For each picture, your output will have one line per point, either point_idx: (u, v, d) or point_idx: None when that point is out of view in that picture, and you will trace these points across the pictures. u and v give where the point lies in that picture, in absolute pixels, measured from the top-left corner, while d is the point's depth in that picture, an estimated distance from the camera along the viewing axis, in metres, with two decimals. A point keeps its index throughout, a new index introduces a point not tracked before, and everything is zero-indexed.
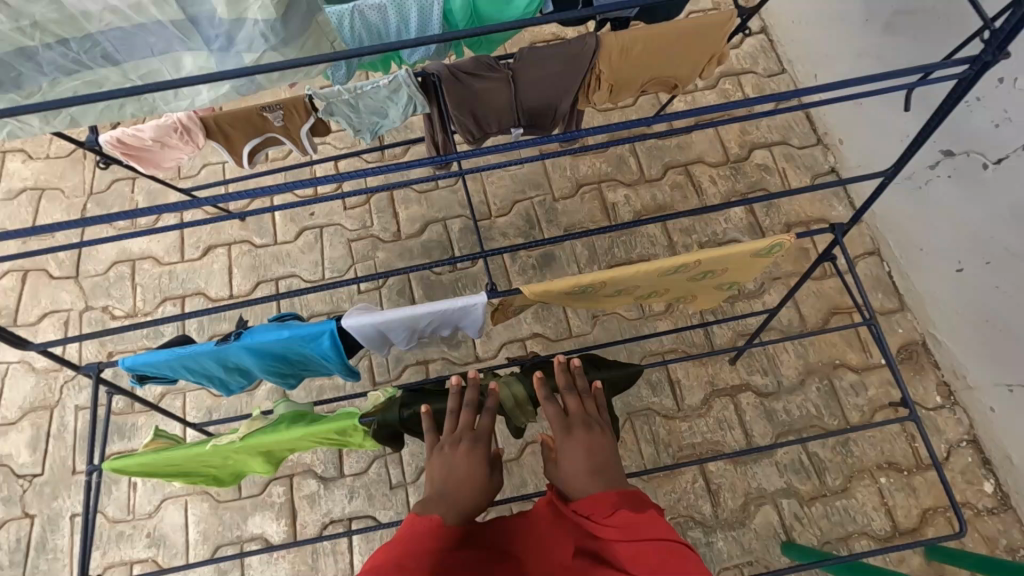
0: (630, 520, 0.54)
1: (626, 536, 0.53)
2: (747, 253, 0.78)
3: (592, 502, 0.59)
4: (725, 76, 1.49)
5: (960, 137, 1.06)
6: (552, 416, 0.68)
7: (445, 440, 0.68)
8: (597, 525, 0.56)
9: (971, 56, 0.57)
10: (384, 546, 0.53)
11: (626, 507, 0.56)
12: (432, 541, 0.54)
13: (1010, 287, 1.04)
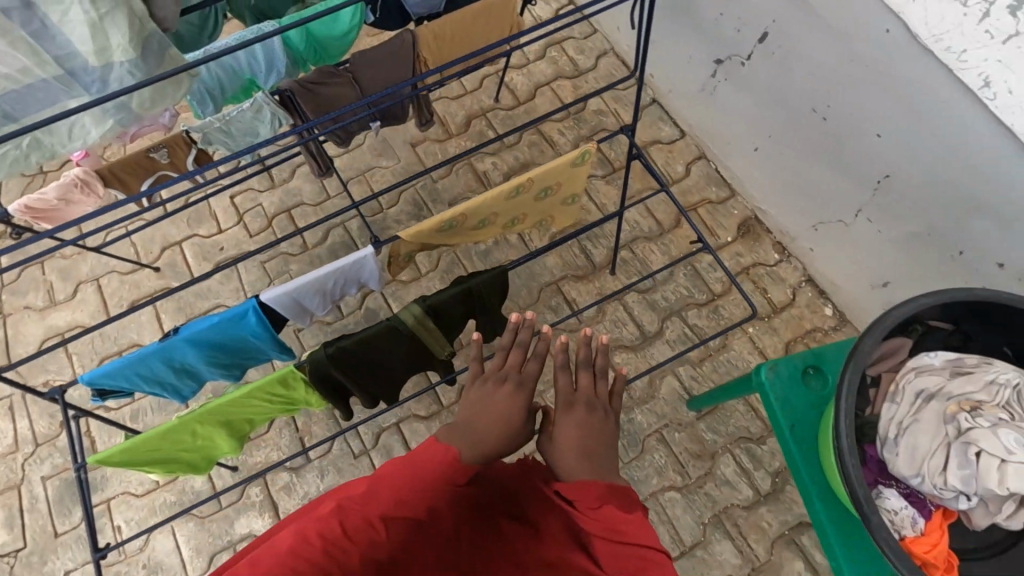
0: (617, 519, 0.64)
1: (608, 533, 0.64)
2: (564, 165, 1.02)
3: (580, 490, 0.68)
4: (550, 47, 1.76)
5: (722, 47, 1.34)
6: (564, 387, 0.83)
7: (492, 375, 0.82)
8: (583, 512, 0.66)
9: None
10: (398, 463, 0.63)
11: (613, 504, 0.66)
12: (438, 474, 0.63)
13: (790, 152, 1.32)
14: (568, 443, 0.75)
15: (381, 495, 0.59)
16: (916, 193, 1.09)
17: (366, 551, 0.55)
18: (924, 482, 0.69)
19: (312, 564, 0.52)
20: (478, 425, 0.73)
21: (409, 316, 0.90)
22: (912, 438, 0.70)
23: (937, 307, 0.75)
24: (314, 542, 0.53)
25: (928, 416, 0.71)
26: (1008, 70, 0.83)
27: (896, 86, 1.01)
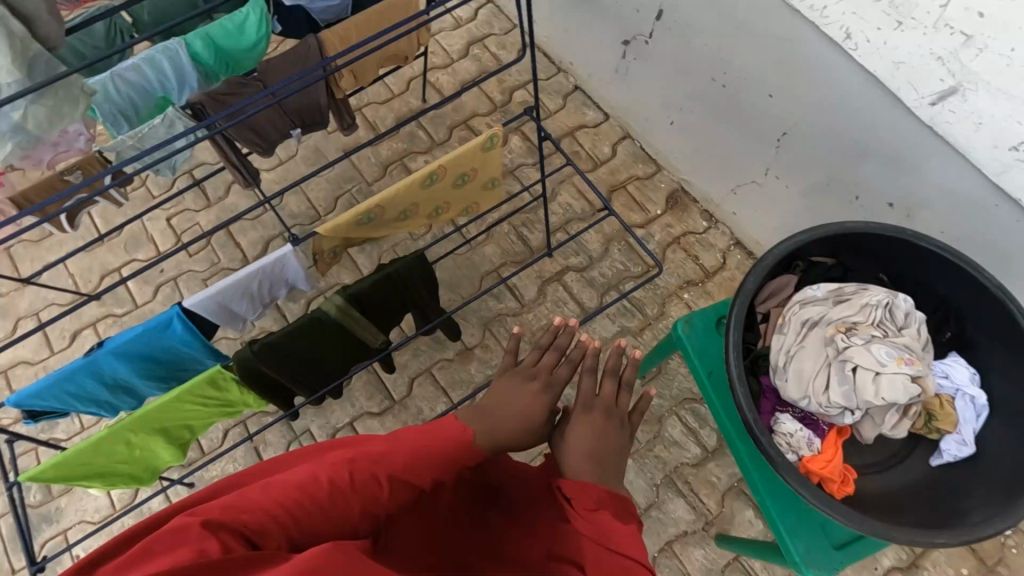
0: (612, 529, 0.69)
1: (601, 539, 0.68)
2: (474, 150, 1.06)
3: (578, 490, 0.73)
4: (473, 45, 1.80)
5: (626, 28, 1.40)
6: (586, 391, 0.92)
7: (525, 373, 0.94)
8: (576, 511, 0.72)
9: None
10: (415, 433, 0.71)
11: (609, 511, 0.70)
12: (449, 450, 0.71)
13: (701, 122, 1.39)
14: (575, 447, 0.82)
15: (393, 454, 0.68)
16: (812, 146, 1.16)
17: (369, 498, 0.66)
18: (812, 403, 0.74)
19: (320, 498, 0.63)
20: (499, 419, 0.84)
21: (331, 307, 0.93)
22: (799, 366, 0.75)
23: (811, 244, 0.79)
24: (324, 481, 0.64)
25: (812, 344, 0.76)
26: (862, 22, 0.90)
27: (776, 48, 1.08)
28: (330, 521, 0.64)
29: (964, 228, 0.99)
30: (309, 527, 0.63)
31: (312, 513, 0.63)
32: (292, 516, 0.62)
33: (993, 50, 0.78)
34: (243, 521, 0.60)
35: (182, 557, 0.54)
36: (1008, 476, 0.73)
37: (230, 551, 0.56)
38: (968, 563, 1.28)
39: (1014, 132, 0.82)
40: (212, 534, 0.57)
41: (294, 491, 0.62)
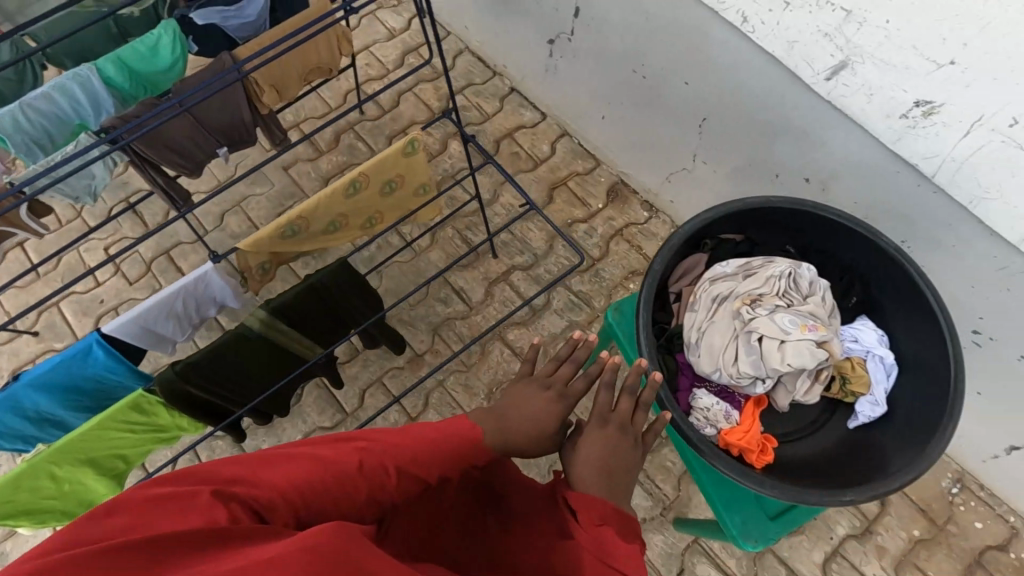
0: (615, 546, 0.65)
1: (602, 556, 0.64)
2: (395, 154, 1.07)
3: (585, 501, 0.70)
4: (408, 54, 1.81)
5: (550, 26, 1.43)
6: (602, 403, 0.84)
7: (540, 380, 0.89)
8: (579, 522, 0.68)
9: None
10: (422, 434, 0.74)
11: (614, 526, 0.67)
12: (453, 451, 0.75)
13: (629, 114, 1.42)
14: (587, 458, 0.76)
15: (399, 449, 0.71)
16: (730, 129, 1.19)
17: (376, 488, 0.68)
18: (724, 376, 0.76)
19: (328, 485, 0.64)
20: (513, 421, 0.83)
21: (255, 323, 0.92)
22: (709, 341, 0.77)
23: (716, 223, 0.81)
24: (332, 470, 0.65)
25: (722, 319, 0.78)
26: (755, 5, 0.93)
27: (685, 36, 1.11)
28: (335, 504, 0.65)
29: (874, 197, 1.02)
30: (314, 509, 0.62)
31: (320, 496, 0.63)
32: (300, 497, 0.61)
33: (870, 23, 0.81)
34: (254, 490, 0.58)
35: (190, 518, 0.49)
36: (914, 433, 0.75)
37: (241, 519, 0.52)
38: (918, 524, 1.31)
39: (901, 100, 0.85)
40: (222, 502, 0.53)
41: (304, 474, 0.63)
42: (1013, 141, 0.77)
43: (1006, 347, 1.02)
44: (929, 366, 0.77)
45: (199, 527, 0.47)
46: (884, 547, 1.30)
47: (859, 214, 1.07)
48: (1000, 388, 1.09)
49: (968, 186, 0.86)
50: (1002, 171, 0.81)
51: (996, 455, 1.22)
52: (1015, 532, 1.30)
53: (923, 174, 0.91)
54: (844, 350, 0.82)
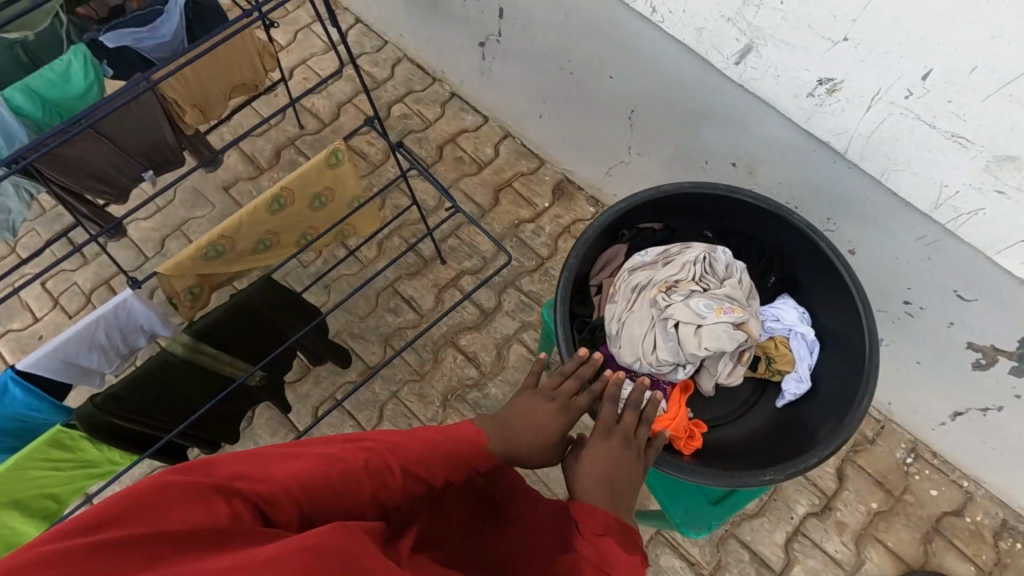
0: (615, 555, 0.59)
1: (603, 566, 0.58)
2: (317, 167, 1.05)
3: (587, 513, 0.63)
4: (346, 66, 1.80)
5: (479, 29, 1.43)
6: (604, 417, 0.75)
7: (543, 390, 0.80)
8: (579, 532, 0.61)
9: None
10: (429, 434, 0.68)
11: (615, 537, 0.61)
12: (459, 454, 0.68)
13: (564, 111, 1.42)
14: (591, 471, 0.69)
15: (407, 448, 0.66)
16: (658, 119, 1.19)
17: (379, 487, 0.62)
18: (644, 366, 0.76)
19: (333, 482, 0.59)
20: (515, 436, 0.74)
21: (177, 346, 0.90)
22: (629, 332, 0.77)
23: (630, 215, 0.81)
24: (337, 467, 0.60)
25: (640, 308, 0.78)
26: None
27: (603, 29, 1.11)
28: (338, 499, 0.59)
29: (797, 178, 1.03)
30: (317, 509, 0.57)
31: (324, 493, 0.58)
32: (302, 494, 0.56)
33: (768, 5, 0.82)
34: (257, 483, 0.54)
35: (191, 511, 0.45)
36: (835, 406, 0.77)
37: (241, 517, 0.49)
38: (876, 496, 1.32)
39: (806, 80, 0.86)
40: (223, 496, 0.49)
41: (307, 471, 0.58)
42: (911, 112, 0.79)
43: (935, 315, 1.04)
44: (846, 340, 0.79)
45: (197, 522, 0.44)
46: (844, 522, 1.31)
47: (785, 194, 1.08)
48: (937, 356, 1.11)
49: (878, 159, 0.87)
50: (906, 143, 0.82)
51: (943, 423, 1.24)
52: (969, 497, 1.32)
53: (837, 150, 0.92)
54: (767, 330, 0.83)
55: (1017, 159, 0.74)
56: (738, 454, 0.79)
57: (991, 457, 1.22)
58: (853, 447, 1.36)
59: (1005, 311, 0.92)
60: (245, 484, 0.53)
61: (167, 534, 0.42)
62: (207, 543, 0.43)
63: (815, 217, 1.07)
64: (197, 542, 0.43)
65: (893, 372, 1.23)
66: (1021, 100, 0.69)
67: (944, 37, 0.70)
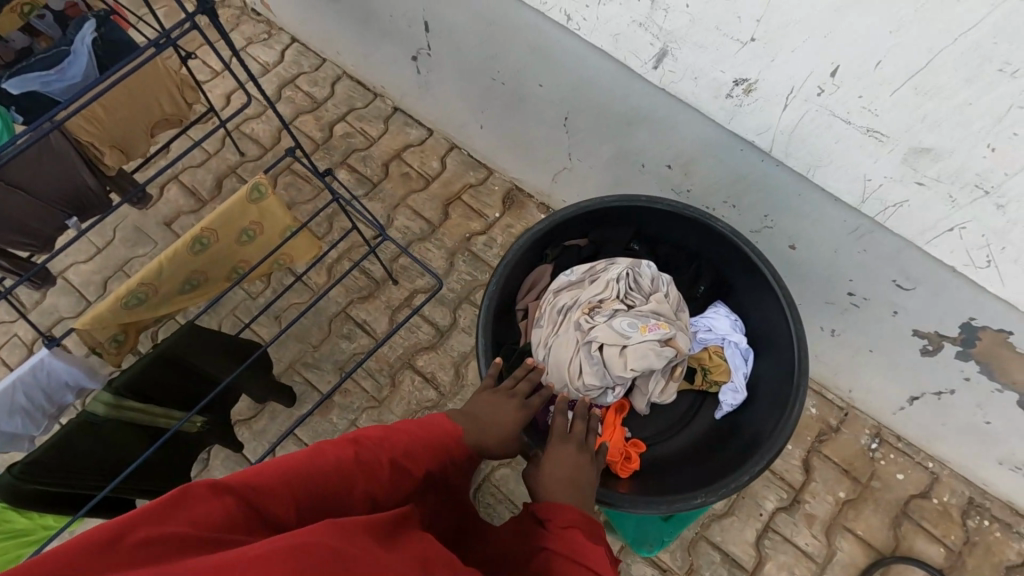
0: (583, 546, 0.58)
1: (573, 556, 0.57)
2: (239, 203, 1.01)
3: (556, 508, 0.62)
4: (284, 87, 1.75)
5: (409, 44, 1.40)
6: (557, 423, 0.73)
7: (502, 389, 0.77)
8: (546, 528, 0.61)
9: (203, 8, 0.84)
10: (408, 429, 0.70)
11: (584, 530, 0.60)
12: (438, 442, 0.70)
13: (502, 121, 1.39)
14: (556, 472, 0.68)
15: (390, 440, 0.68)
16: (591, 126, 1.17)
17: (369, 476, 0.64)
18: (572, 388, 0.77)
19: (325, 472, 0.61)
20: (482, 429, 0.73)
21: (100, 404, 0.86)
22: (556, 354, 0.79)
23: (550, 237, 0.80)
24: (326, 459, 0.62)
25: (567, 330, 0.79)
26: (573, 2, 0.92)
27: (526, 40, 1.09)
28: (328, 488, 0.61)
29: (730, 177, 1.01)
30: (308, 500, 0.59)
31: (316, 485, 0.59)
32: (292, 488, 0.58)
33: (675, 9, 0.80)
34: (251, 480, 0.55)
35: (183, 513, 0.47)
36: (769, 408, 0.76)
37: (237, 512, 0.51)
38: (843, 485, 1.32)
39: (722, 80, 0.84)
40: (216, 496, 0.51)
41: (296, 465, 0.59)
42: (826, 109, 0.77)
43: (880, 304, 1.02)
44: (777, 341, 0.78)
45: (190, 530, 0.46)
46: (813, 514, 1.30)
47: (722, 192, 1.06)
48: (886, 344, 1.10)
49: (802, 155, 0.85)
50: (826, 138, 0.80)
51: (902, 407, 1.23)
52: (935, 477, 1.32)
53: (762, 149, 0.90)
54: (700, 341, 0.82)
55: (932, 150, 0.72)
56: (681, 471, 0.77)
57: (951, 439, 1.21)
58: (818, 437, 1.36)
59: (943, 298, 0.91)
60: (239, 481, 0.54)
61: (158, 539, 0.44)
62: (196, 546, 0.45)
63: (753, 214, 1.05)
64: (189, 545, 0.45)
65: (848, 361, 1.22)
66: (928, 92, 0.67)
67: (846, 33, 0.68)
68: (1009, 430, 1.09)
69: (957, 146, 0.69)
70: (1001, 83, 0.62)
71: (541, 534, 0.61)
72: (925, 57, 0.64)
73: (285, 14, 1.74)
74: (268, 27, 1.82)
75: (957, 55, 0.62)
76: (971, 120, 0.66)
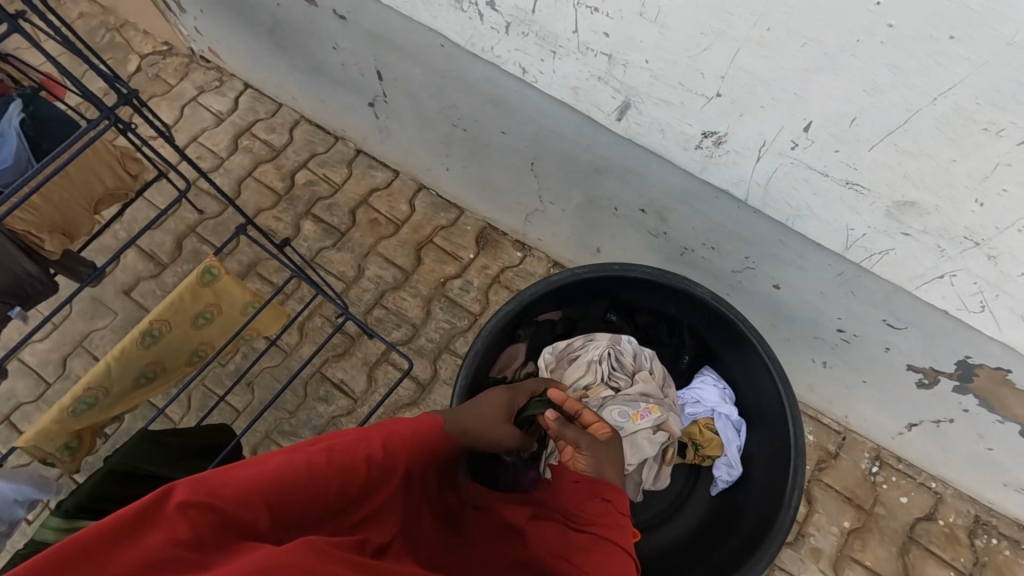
0: (622, 528, 0.71)
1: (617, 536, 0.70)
2: (189, 290, 0.95)
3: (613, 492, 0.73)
4: (240, 136, 1.68)
5: (364, 91, 1.34)
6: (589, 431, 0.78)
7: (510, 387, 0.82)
8: (601, 506, 0.72)
9: (124, 93, 0.78)
10: (393, 424, 0.69)
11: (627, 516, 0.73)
12: (416, 438, 0.70)
13: (465, 164, 1.33)
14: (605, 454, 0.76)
15: (369, 432, 0.67)
16: (558, 172, 1.12)
17: (353, 472, 0.62)
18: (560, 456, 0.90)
19: (305, 473, 0.58)
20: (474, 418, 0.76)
21: (50, 528, 0.78)
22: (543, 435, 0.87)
23: (527, 312, 0.80)
24: (312, 456, 0.60)
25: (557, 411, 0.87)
26: (527, 56, 0.86)
27: (482, 92, 1.05)
28: (310, 487, 0.58)
29: (706, 225, 0.98)
30: (286, 504, 0.56)
31: (296, 493, 0.57)
32: (270, 493, 0.55)
33: (634, 64, 0.75)
34: (222, 488, 0.53)
35: (149, 534, 0.46)
36: (767, 486, 0.79)
37: (209, 528, 0.49)
38: (847, 515, 1.28)
39: (690, 133, 0.79)
40: (192, 508, 0.49)
41: (274, 472, 0.57)
42: (802, 162, 0.72)
43: (871, 342, 0.98)
44: (769, 417, 0.81)
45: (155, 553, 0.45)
46: (819, 548, 1.26)
47: (700, 237, 1.01)
48: (880, 377, 1.06)
49: (781, 207, 0.81)
50: (803, 191, 0.76)
51: (900, 433, 1.19)
52: (939, 498, 1.28)
53: (738, 198, 0.86)
54: (689, 415, 0.86)
55: (917, 204, 0.67)
56: (702, 556, 0.82)
57: (953, 463, 1.18)
58: (817, 466, 1.32)
59: (935, 339, 0.88)
60: (210, 493, 0.51)
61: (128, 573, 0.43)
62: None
63: (734, 256, 1.00)
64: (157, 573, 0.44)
65: (842, 390, 1.18)
66: (909, 150, 0.62)
67: (818, 91, 0.63)
68: (1011, 457, 1.05)
69: (942, 201, 0.65)
70: (987, 142, 0.57)
71: (602, 514, 0.71)
72: (904, 115, 0.60)
73: (234, 62, 1.67)
74: (219, 74, 1.74)
75: (938, 115, 0.58)
76: (956, 179, 0.62)
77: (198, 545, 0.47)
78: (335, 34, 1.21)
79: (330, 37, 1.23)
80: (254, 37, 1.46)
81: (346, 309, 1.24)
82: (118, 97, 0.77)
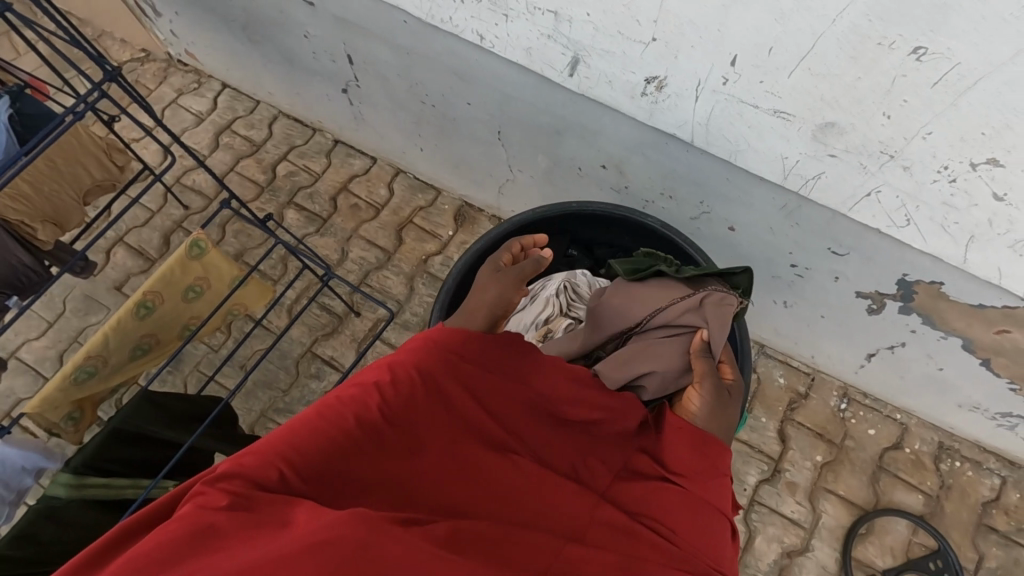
0: (698, 476, 0.73)
1: (696, 488, 0.72)
2: (178, 262, 1.01)
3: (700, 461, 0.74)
4: (221, 134, 1.74)
5: (337, 79, 1.41)
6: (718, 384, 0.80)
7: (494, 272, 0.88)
8: (687, 463, 0.74)
9: (113, 70, 0.84)
10: (402, 355, 0.76)
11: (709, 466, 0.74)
12: (433, 368, 0.74)
13: (440, 144, 1.41)
14: (723, 419, 0.80)
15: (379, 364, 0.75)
16: (522, 139, 1.19)
17: (369, 418, 0.68)
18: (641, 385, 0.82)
19: (314, 432, 0.65)
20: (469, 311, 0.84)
21: (62, 485, 0.82)
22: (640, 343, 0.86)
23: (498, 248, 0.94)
24: (322, 416, 0.68)
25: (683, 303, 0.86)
26: (482, 22, 0.93)
27: (447, 67, 1.12)
28: (325, 440, 0.65)
29: (659, 174, 1.05)
30: (303, 458, 0.63)
31: (307, 447, 0.64)
32: (286, 455, 0.63)
33: (577, 19, 0.82)
34: (237, 461, 0.61)
35: (186, 511, 0.53)
36: None
37: (235, 495, 0.56)
38: (819, 449, 1.35)
39: (635, 81, 0.87)
40: (216, 483, 0.58)
41: (288, 439, 0.64)
42: (734, 97, 0.79)
43: (822, 273, 1.05)
44: None
45: (185, 520, 0.52)
46: (794, 482, 1.33)
47: (657, 187, 1.08)
48: (836, 309, 1.13)
49: (722, 143, 0.88)
50: (740, 125, 0.83)
51: (862, 366, 1.27)
52: (905, 428, 1.36)
53: (685, 141, 0.93)
54: None
55: (837, 125, 0.75)
56: None
57: (912, 390, 1.25)
58: (790, 406, 1.39)
59: (875, 261, 0.95)
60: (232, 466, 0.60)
61: (171, 542, 0.50)
62: (201, 541, 0.50)
63: (689, 203, 1.07)
64: (195, 538, 0.50)
65: (805, 329, 1.25)
66: (819, 71, 0.70)
67: (736, 25, 0.70)
68: (961, 375, 1.12)
69: (857, 118, 0.73)
70: (883, 56, 0.65)
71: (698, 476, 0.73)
72: (811, 40, 0.67)
73: (210, 63, 1.73)
74: (197, 76, 1.80)
75: (839, 36, 0.65)
76: (863, 94, 0.70)
77: (229, 508, 0.54)
78: (307, 24, 1.27)
79: (301, 28, 1.30)
80: (228, 35, 1.52)
81: (332, 275, 1.30)
82: (104, 73, 0.83)
